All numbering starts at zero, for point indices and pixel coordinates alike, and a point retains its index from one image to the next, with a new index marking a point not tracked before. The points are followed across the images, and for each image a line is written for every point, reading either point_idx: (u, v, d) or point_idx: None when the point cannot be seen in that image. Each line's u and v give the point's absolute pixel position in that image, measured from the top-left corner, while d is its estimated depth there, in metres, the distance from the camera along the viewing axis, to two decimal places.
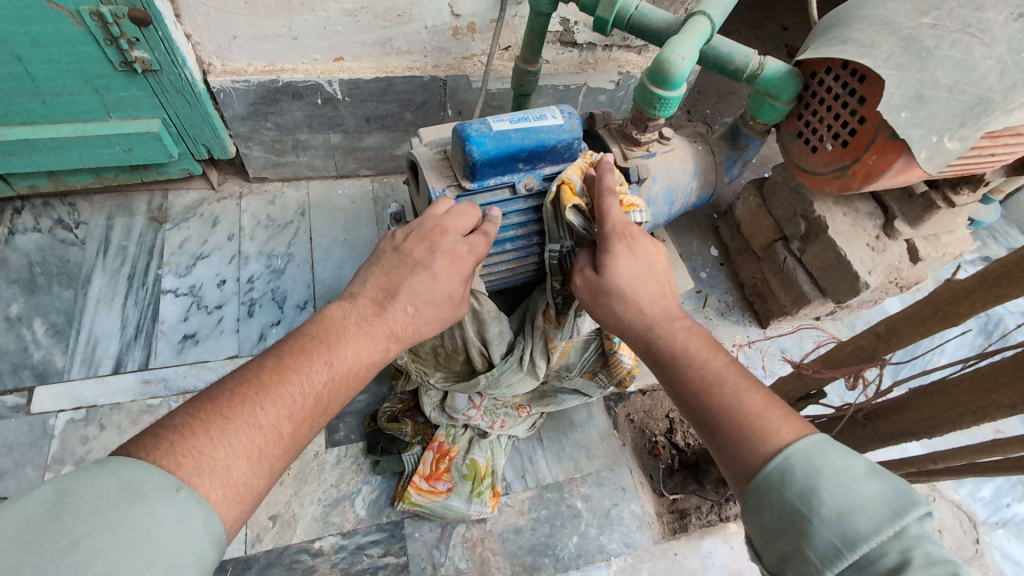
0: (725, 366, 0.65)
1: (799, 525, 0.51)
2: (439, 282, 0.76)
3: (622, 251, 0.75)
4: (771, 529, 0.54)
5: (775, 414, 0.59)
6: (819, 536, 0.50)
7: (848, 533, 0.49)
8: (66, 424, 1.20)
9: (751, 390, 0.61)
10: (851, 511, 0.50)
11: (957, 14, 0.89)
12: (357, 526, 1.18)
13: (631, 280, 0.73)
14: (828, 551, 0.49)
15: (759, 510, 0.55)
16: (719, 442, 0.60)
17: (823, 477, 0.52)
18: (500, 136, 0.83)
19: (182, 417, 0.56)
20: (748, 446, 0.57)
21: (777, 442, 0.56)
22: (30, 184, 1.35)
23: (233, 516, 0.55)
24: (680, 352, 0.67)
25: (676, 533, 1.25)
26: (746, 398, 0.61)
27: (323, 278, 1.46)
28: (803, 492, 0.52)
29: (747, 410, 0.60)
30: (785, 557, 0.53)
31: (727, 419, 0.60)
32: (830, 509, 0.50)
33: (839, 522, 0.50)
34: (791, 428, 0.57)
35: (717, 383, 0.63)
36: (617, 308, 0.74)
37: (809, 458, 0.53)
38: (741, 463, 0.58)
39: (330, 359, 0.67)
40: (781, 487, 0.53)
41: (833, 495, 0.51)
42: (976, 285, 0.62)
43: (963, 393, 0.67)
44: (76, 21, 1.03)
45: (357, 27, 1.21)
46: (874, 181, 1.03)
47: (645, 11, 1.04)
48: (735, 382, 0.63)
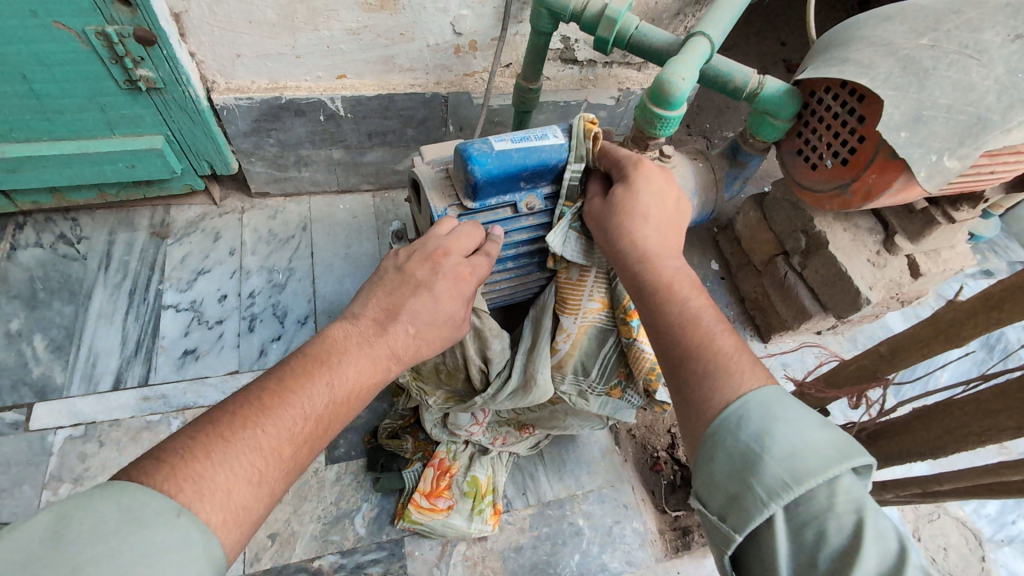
0: (704, 306, 0.65)
1: (750, 462, 0.52)
2: (441, 303, 0.76)
3: (638, 184, 0.76)
4: (720, 470, 0.54)
5: (742, 358, 0.59)
6: (767, 471, 0.50)
7: (796, 470, 0.49)
8: (65, 441, 1.19)
9: (724, 332, 0.62)
10: (802, 453, 0.50)
11: (955, 35, 0.90)
12: (357, 545, 1.16)
13: (636, 210, 0.74)
14: (775, 486, 0.49)
15: (710, 450, 0.55)
16: (685, 377, 0.60)
17: (779, 421, 0.53)
18: (502, 156, 0.83)
19: (185, 439, 0.56)
20: (709, 383, 0.58)
21: (738, 381, 0.57)
22: (33, 200, 1.36)
23: (232, 542, 0.54)
24: (661, 286, 0.68)
25: (679, 551, 1.24)
26: (719, 338, 0.61)
27: (323, 294, 1.46)
28: (758, 432, 0.53)
29: (718, 348, 0.60)
30: (731, 499, 0.52)
31: (696, 353, 0.60)
32: (780, 447, 0.51)
33: (789, 462, 0.50)
34: (759, 373, 0.58)
35: (695, 322, 0.63)
36: (618, 233, 0.74)
37: (766, 402, 0.54)
38: (697, 400, 0.58)
39: (330, 381, 0.67)
40: (737, 427, 0.54)
41: (786, 436, 0.52)
42: (980, 306, 0.62)
43: (968, 415, 0.67)
44: (81, 41, 1.04)
45: (360, 45, 1.22)
46: (874, 199, 1.04)
47: (645, 30, 1.06)
48: (711, 322, 0.63)
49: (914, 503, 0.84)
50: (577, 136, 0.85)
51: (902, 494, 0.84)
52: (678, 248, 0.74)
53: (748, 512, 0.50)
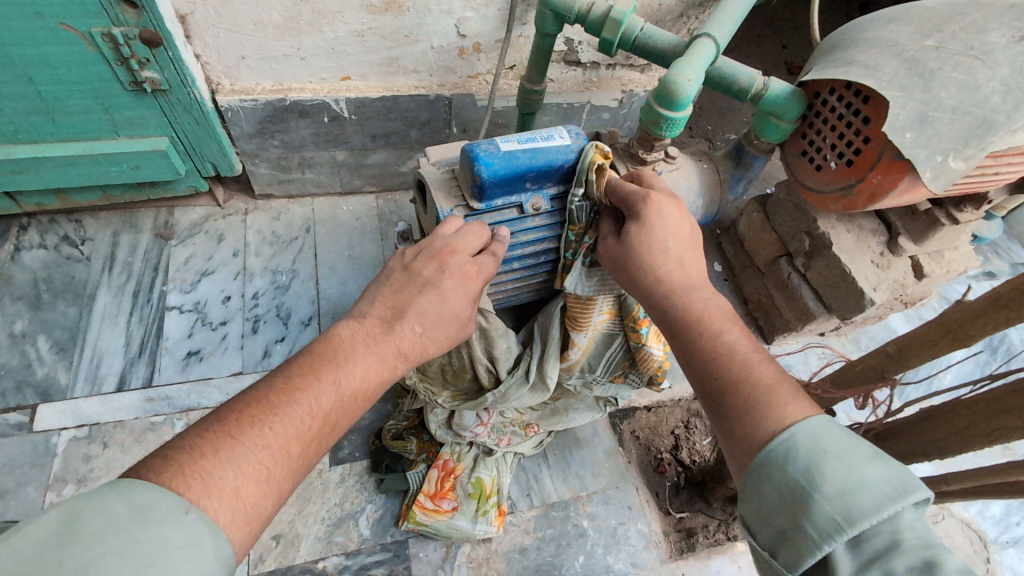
0: (740, 339, 0.65)
1: (801, 501, 0.52)
2: (448, 301, 0.76)
3: (655, 217, 0.74)
4: (771, 507, 0.54)
5: (784, 391, 0.59)
6: (820, 512, 0.50)
7: (849, 509, 0.49)
8: (68, 442, 1.19)
9: (763, 363, 0.62)
10: (854, 490, 0.50)
11: (960, 37, 0.90)
12: (361, 546, 1.16)
13: (657, 244, 0.73)
14: (828, 526, 0.49)
15: (759, 487, 0.55)
16: (726, 416, 0.61)
17: (827, 457, 0.52)
18: (509, 157, 0.83)
19: (192, 438, 0.56)
20: (754, 419, 0.58)
21: (783, 415, 0.57)
22: (38, 202, 1.36)
23: (241, 538, 0.54)
24: (692, 322, 0.68)
25: (684, 552, 1.24)
26: (758, 371, 0.61)
27: (327, 295, 1.46)
28: (807, 471, 0.52)
29: (755, 383, 0.60)
30: (783, 534, 0.53)
31: (735, 392, 0.60)
32: (831, 486, 0.51)
33: (841, 500, 0.50)
34: (798, 407, 0.57)
35: (730, 354, 0.63)
36: (640, 269, 0.73)
37: (812, 437, 0.54)
38: (744, 435, 0.58)
39: (338, 379, 0.67)
40: (784, 464, 0.54)
41: (836, 473, 0.51)
42: (986, 306, 0.62)
43: (977, 415, 0.67)
44: (88, 43, 1.04)
45: (365, 47, 1.23)
46: (879, 200, 1.04)
47: (650, 32, 1.06)
48: (746, 354, 0.63)
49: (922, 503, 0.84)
50: (583, 168, 0.84)
51: None
52: (705, 277, 0.73)
53: (801, 551, 0.51)
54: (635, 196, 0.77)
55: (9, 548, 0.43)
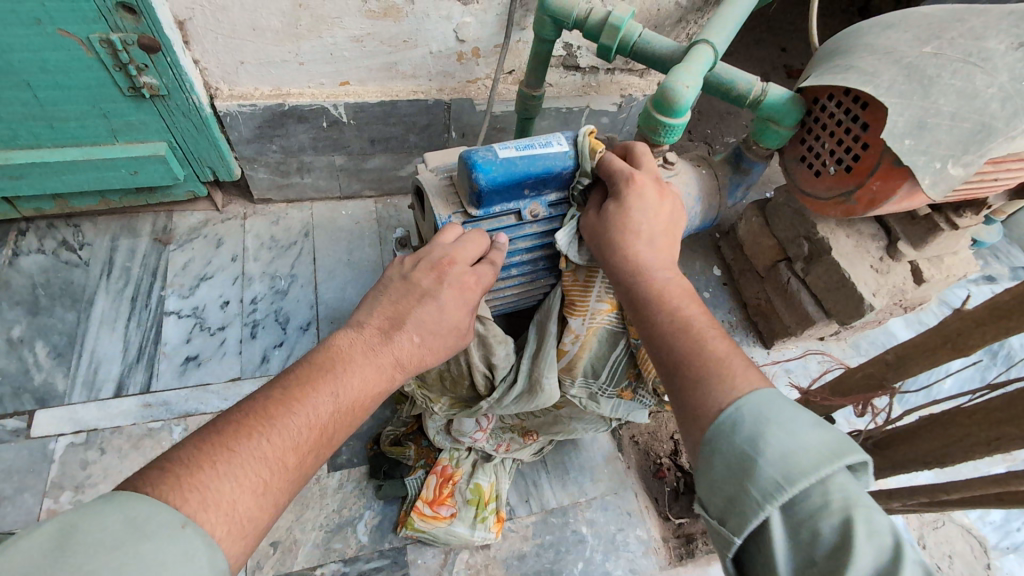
0: (700, 317, 0.67)
1: (745, 463, 0.52)
2: (446, 312, 0.76)
3: (633, 198, 0.76)
4: (718, 471, 0.54)
5: (734, 363, 0.60)
6: (762, 472, 0.50)
7: (789, 469, 0.49)
8: (66, 448, 1.19)
9: (716, 338, 0.63)
10: (794, 453, 0.50)
11: (958, 43, 0.90)
12: (360, 552, 1.16)
13: (631, 225, 0.75)
14: (769, 486, 0.50)
15: (707, 455, 0.56)
16: (680, 386, 0.62)
17: (771, 423, 0.53)
18: (507, 164, 0.83)
19: (189, 449, 0.56)
20: (704, 387, 0.59)
21: (731, 385, 0.58)
22: (36, 207, 1.36)
23: (237, 553, 0.54)
24: (656, 298, 0.69)
25: (683, 558, 1.24)
26: (711, 344, 0.62)
27: (326, 300, 1.46)
28: (750, 433, 0.53)
29: (709, 356, 0.61)
30: (728, 502, 0.52)
31: (690, 363, 0.62)
32: (772, 447, 0.51)
33: (781, 462, 0.50)
34: (749, 378, 0.59)
35: (685, 327, 0.65)
36: (611, 248, 0.75)
37: (758, 404, 0.55)
38: (694, 403, 0.59)
39: (336, 390, 0.66)
40: (731, 430, 0.55)
41: (777, 437, 0.52)
42: (986, 316, 0.62)
43: (976, 424, 0.67)
44: (86, 49, 1.04)
45: (364, 53, 1.23)
46: (879, 206, 1.04)
47: (648, 38, 1.06)
48: (704, 329, 0.65)
49: (920, 512, 0.83)
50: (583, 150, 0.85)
51: (908, 503, 0.83)
52: (672, 261, 0.74)
53: (746, 514, 0.50)
54: (620, 178, 0.79)
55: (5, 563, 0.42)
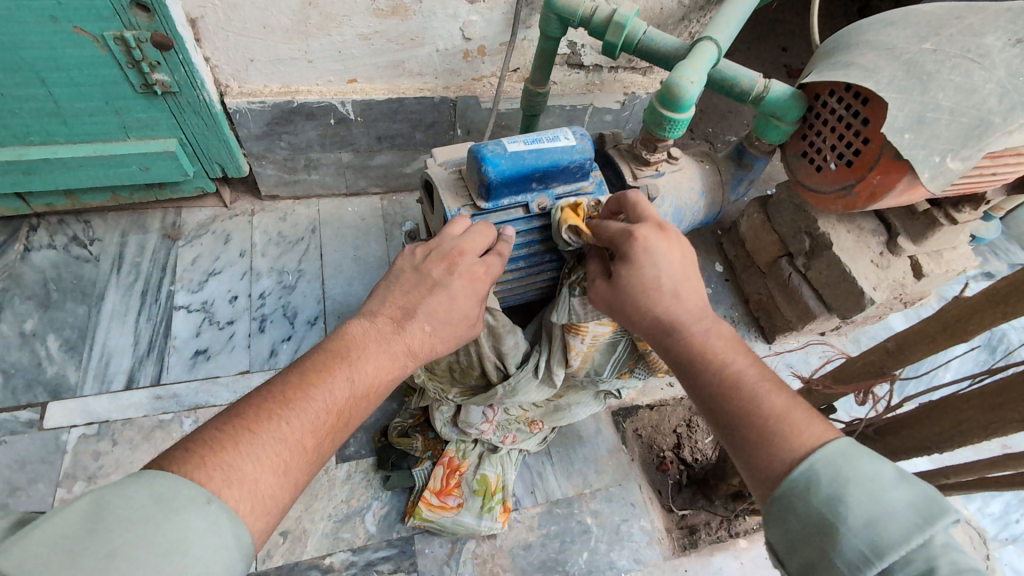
0: (753, 365, 0.64)
1: (826, 533, 0.51)
2: (456, 301, 0.78)
3: (644, 256, 0.73)
4: (795, 535, 0.53)
5: (798, 417, 0.58)
6: (846, 544, 0.49)
7: (876, 540, 0.48)
8: (78, 439, 1.20)
9: (773, 391, 0.61)
10: (881, 519, 0.49)
11: (957, 40, 0.92)
12: (368, 542, 1.18)
13: (653, 286, 0.72)
14: (856, 559, 0.49)
15: (783, 519, 0.54)
16: (744, 450, 0.60)
17: (850, 484, 0.51)
18: (515, 157, 0.85)
19: (211, 432, 0.58)
20: (769, 451, 0.57)
21: (798, 446, 0.56)
22: (47, 202, 1.38)
23: (260, 529, 0.56)
24: (700, 356, 0.66)
25: (687, 548, 1.25)
26: (767, 401, 0.60)
27: (333, 295, 1.48)
28: (829, 499, 0.51)
29: (771, 414, 0.59)
30: (812, 565, 0.52)
31: (752, 424, 0.59)
32: (855, 514, 0.50)
33: (867, 530, 0.49)
34: (816, 432, 0.56)
35: (737, 385, 0.62)
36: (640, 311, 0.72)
37: (834, 464, 0.53)
38: (762, 468, 0.57)
39: (351, 375, 0.68)
40: (806, 494, 0.53)
41: (860, 501, 0.50)
42: (984, 302, 0.63)
43: (974, 409, 0.68)
44: (100, 46, 1.06)
45: (371, 50, 1.24)
46: (879, 200, 1.05)
47: (652, 36, 1.08)
48: (758, 382, 0.62)
49: None
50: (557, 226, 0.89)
51: None
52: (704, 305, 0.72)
53: None
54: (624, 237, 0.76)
55: (38, 538, 0.44)
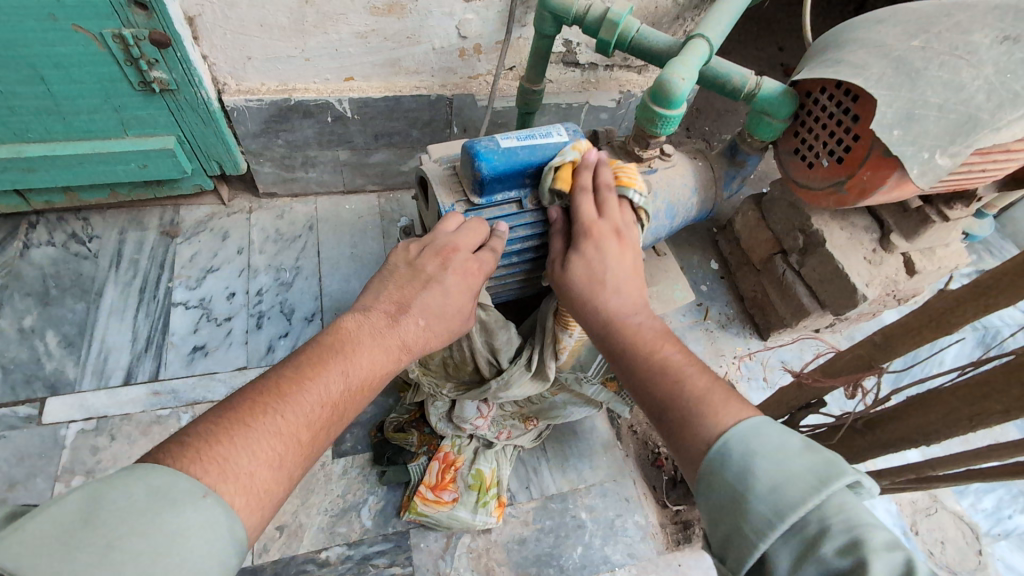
0: (686, 355, 0.69)
1: (737, 502, 0.54)
2: (450, 297, 0.79)
3: (593, 252, 0.79)
4: (716, 509, 0.56)
5: (717, 398, 0.62)
6: (754, 510, 0.52)
7: (779, 504, 0.51)
8: (77, 434, 1.21)
9: (696, 375, 0.65)
10: (783, 484, 0.52)
11: (945, 37, 0.93)
12: (364, 536, 1.18)
13: (595, 278, 0.77)
14: (761, 523, 0.51)
15: (704, 491, 0.57)
16: (669, 430, 0.63)
17: (758, 456, 0.54)
18: (508, 152, 0.87)
19: (206, 425, 0.59)
20: (693, 429, 0.60)
21: (718, 422, 0.59)
22: (47, 199, 1.39)
23: (255, 522, 0.57)
24: (635, 345, 0.71)
25: (680, 543, 1.26)
26: (691, 384, 0.64)
27: (330, 291, 1.49)
28: (740, 470, 0.55)
29: (692, 396, 0.63)
30: (727, 537, 0.54)
31: (675, 404, 0.64)
32: (761, 482, 0.53)
33: (770, 497, 0.52)
34: (733, 411, 0.60)
35: (666, 371, 0.67)
36: (584, 303, 0.77)
37: (745, 438, 0.56)
38: (686, 447, 0.61)
39: (347, 369, 0.69)
40: (720, 467, 0.56)
41: (766, 471, 0.53)
42: (968, 295, 0.64)
43: (958, 400, 0.70)
44: (99, 44, 1.07)
45: (368, 49, 1.26)
46: (868, 196, 1.07)
47: (646, 33, 1.09)
48: (683, 368, 0.67)
49: (910, 489, 0.86)
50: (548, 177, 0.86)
51: (899, 481, 0.86)
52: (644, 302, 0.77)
53: (744, 551, 0.52)
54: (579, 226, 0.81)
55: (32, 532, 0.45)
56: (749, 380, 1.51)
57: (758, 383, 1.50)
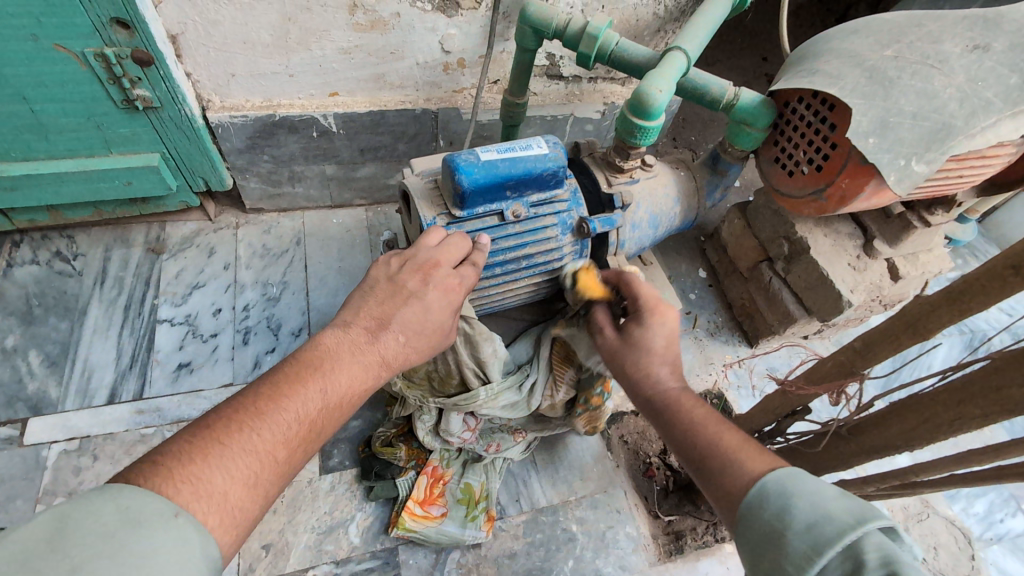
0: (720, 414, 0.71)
1: (777, 542, 0.54)
2: (429, 313, 0.80)
3: (656, 330, 0.82)
4: (757, 551, 0.56)
5: (751, 449, 0.64)
6: (792, 547, 0.52)
7: (816, 540, 0.51)
8: (59, 455, 1.20)
9: (731, 430, 0.67)
10: (821, 521, 0.52)
11: (917, 47, 0.95)
12: (351, 553, 1.17)
13: (654, 350, 0.80)
14: (800, 560, 0.51)
15: (744, 532, 0.58)
16: (712, 481, 0.64)
17: (797, 498, 0.55)
18: (489, 166, 0.88)
19: (179, 442, 0.58)
20: (733, 478, 0.62)
21: (753, 470, 0.61)
22: (30, 218, 1.38)
23: (227, 542, 0.56)
24: (684, 406, 0.73)
25: (672, 554, 1.25)
26: (731, 438, 0.66)
27: (317, 306, 1.48)
28: (778, 510, 0.55)
29: (731, 449, 0.65)
30: None
31: (714, 462, 0.65)
32: (801, 522, 0.53)
33: (808, 534, 0.52)
34: (767, 460, 0.62)
35: (716, 426, 0.68)
36: (638, 369, 0.80)
37: (784, 483, 0.57)
38: (727, 492, 0.62)
39: (325, 386, 0.69)
40: (759, 508, 0.57)
41: (804, 511, 0.54)
42: (942, 301, 0.65)
43: (938, 405, 0.70)
44: (81, 63, 1.07)
45: (352, 64, 1.26)
46: (848, 203, 1.08)
47: (625, 46, 1.10)
48: (723, 423, 0.69)
49: (894, 496, 0.86)
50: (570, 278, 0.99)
51: (883, 488, 0.86)
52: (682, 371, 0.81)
53: None
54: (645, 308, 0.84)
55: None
56: (738, 388, 1.50)
57: (746, 391, 1.50)
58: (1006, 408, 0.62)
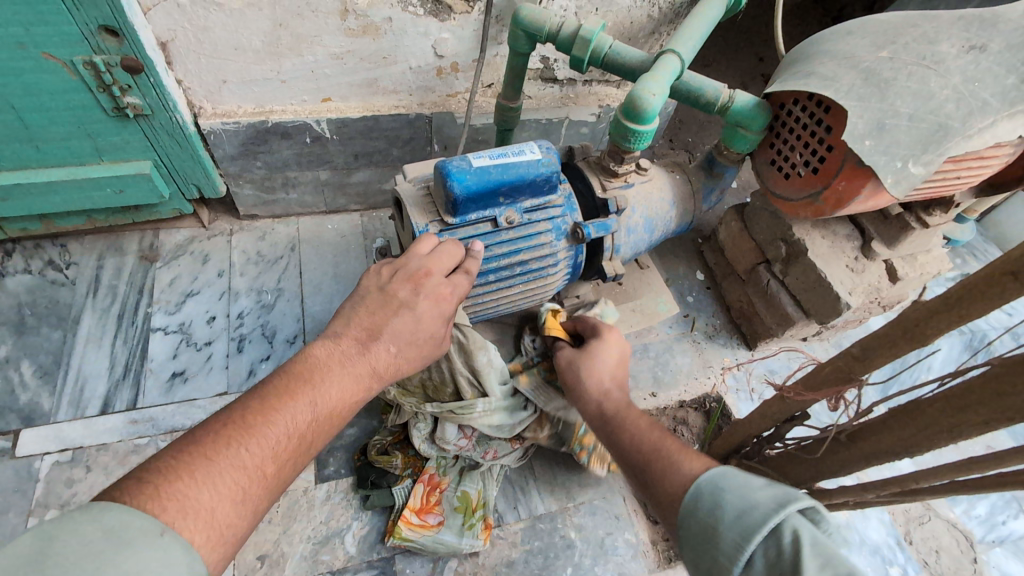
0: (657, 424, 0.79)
1: (711, 536, 0.58)
2: (421, 323, 0.78)
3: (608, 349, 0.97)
4: (695, 546, 0.60)
5: (687, 452, 0.70)
6: (727, 539, 0.57)
7: (745, 528, 0.56)
8: (51, 466, 1.19)
9: (666, 437, 0.75)
10: (748, 510, 0.57)
11: (912, 48, 0.94)
12: (348, 564, 1.16)
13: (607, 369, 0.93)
14: (733, 549, 0.56)
15: (684, 531, 0.62)
16: (653, 485, 0.69)
17: (725, 493, 0.60)
18: (481, 172, 0.87)
19: (167, 458, 0.57)
20: (671, 480, 0.67)
21: (690, 470, 0.67)
22: (22, 227, 1.37)
23: (214, 559, 0.54)
24: (626, 414, 0.83)
25: (672, 561, 1.24)
26: (669, 445, 0.73)
27: (312, 313, 1.47)
28: (711, 505, 0.60)
29: (668, 453, 0.71)
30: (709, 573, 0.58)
31: (653, 467, 0.71)
32: (731, 513, 0.58)
33: (738, 523, 0.57)
34: (701, 461, 0.68)
35: (654, 433, 0.76)
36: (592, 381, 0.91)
37: (714, 479, 0.63)
38: (668, 493, 0.67)
39: (315, 399, 0.68)
40: (694, 507, 0.62)
41: (732, 503, 0.59)
42: (940, 306, 0.64)
43: (937, 411, 0.69)
44: (70, 71, 1.06)
45: (344, 69, 1.25)
46: (845, 206, 1.06)
47: (619, 49, 1.09)
48: (659, 430, 0.77)
49: (894, 502, 0.85)
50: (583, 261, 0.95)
51: (883, 493, 0.84)
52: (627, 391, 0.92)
53: None
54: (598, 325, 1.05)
55: None
56: (737, 392, 1.49)
57: (745, 395, 1.49)
58: (1007, 416, 0.61)
